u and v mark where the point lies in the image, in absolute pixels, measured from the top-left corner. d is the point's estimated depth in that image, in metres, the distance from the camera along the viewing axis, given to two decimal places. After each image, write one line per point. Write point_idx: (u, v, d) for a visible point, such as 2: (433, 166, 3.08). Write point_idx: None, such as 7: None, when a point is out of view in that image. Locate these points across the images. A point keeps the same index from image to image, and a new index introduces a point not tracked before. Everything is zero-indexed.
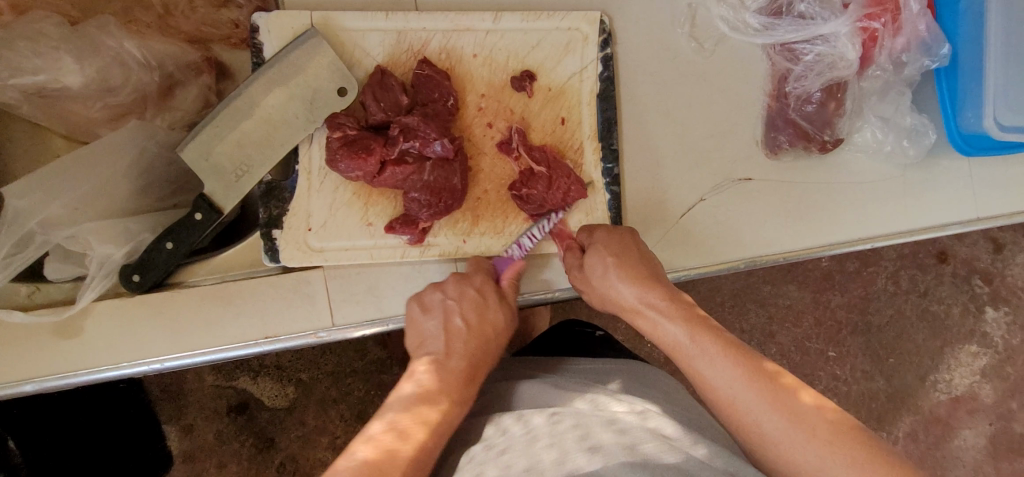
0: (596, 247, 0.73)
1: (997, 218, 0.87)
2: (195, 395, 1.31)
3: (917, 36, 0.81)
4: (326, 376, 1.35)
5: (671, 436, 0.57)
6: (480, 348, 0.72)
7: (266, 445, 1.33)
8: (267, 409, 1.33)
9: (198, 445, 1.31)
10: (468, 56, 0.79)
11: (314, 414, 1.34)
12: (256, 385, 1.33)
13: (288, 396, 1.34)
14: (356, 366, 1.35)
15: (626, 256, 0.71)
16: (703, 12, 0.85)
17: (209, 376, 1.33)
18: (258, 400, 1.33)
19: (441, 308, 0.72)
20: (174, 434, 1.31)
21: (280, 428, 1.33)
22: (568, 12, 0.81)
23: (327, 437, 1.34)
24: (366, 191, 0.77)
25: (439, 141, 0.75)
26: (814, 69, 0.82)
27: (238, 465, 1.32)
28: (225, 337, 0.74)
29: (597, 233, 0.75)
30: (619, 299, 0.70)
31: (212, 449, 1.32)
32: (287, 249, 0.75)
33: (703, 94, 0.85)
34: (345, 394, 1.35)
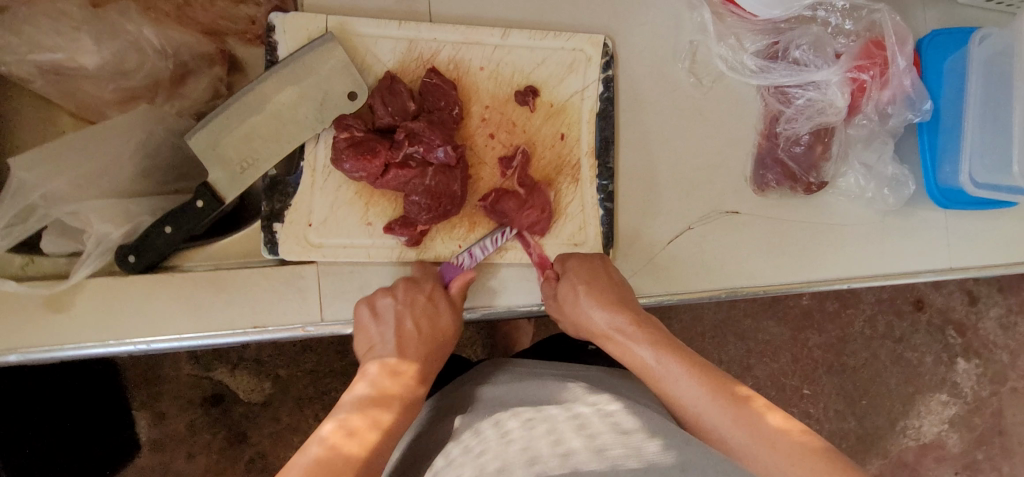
0: (568, 276, 0.77)
1: (968, 269, 0.91)
2: (172, 383, 1.32)
3: (903, 91, 0.85)
4: (304, 374, 1.35)
5: (633, 435, 0.59)
6: (432, 347, 0.74)
7: (237, 439, 1.33)
8: (241, 403, 1.34)
9: (169, 434, 1.31)
10: (476, 68, 0.82)
11: (288, 411, 1.34)
12: (232, 378, 1.33)
13: (264, 391, 1.34)
14: (335, 366, 1.36)
15: (597, 284, 0.75)
16: (703, 50, 0.88)
17: (187, 365, 1.33)
18: (233, 393, 1.34)
19: (389, 314, 0.73)
20: (145, 421, 1.31)
21: (253, 423, 1.33)
22: (573, 33, 0.84)
23: (299, 435, 1.34)
24: (367, 191, 0.79)
25: (442, 147, 0.78)
26: (804, 113, 0.86)
27: (206, 457, 1.32)
28: (214, 323, 0.75)
29: (568, 263, 0.79)
30: (589, 324, 0.73)
31: (183, 439, 1.32)
32: (287, 243, 0.77)
33: (697, 127, 0.88)
34: (322, 394, 1.36)
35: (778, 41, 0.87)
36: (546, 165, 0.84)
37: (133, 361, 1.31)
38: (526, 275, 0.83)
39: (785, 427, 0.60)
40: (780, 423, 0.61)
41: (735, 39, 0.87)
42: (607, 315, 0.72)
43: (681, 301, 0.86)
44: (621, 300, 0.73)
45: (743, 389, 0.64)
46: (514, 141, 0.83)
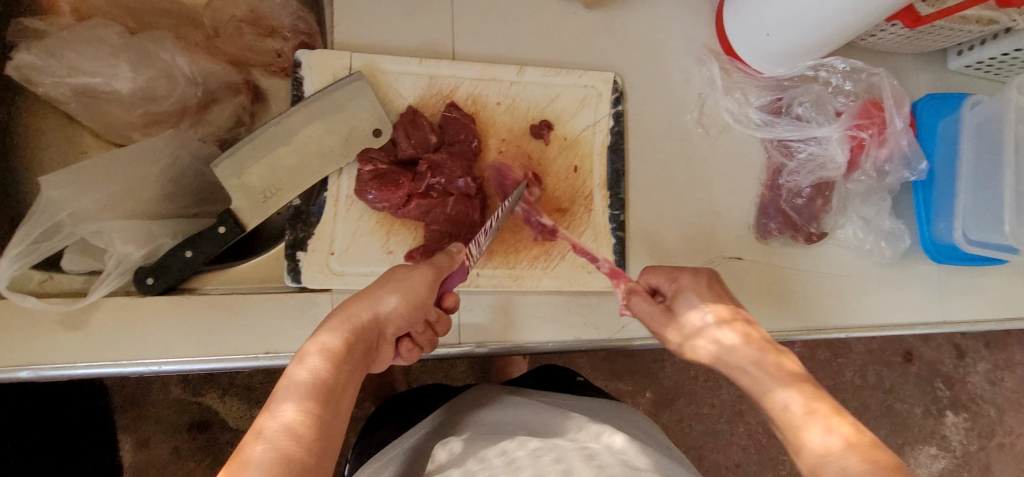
0: (686, 295, 0.71)
1: (961, 323, 0.94)
2: (159, 407, 1.30)
3: (899, 149, 0.90)
4: None
5: (641, 468, 0.61)
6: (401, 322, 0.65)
7: (223, 467, 1.31)
8: (229, 430, 1.32)
9: (153, 461, 1.30)
10: (493, 103, 0.86)
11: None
12: (222, 404, 1.32)
13: (254, 419, 1.33)
14: None
15: (715, 293, 0.71)
16: (711, 102, 0.93)
17: (177, 389, 1.32)
18: (222, 420, 1.32)
19: (369, 292, 0.66)
20: (129, 446, 1.29)
21: None
22: (585, 71, 0.88)
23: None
24: (388, 221, 0.81)
25: (462, 179, 0.81)
26: (806, 167, 0.90)
27: None
28: (226, 347, 0.76)
29: (682, 279, 0.72)
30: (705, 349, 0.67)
31: (167, 466, 1.30)
32: (309, 271, 0.79)
33: (704, 174, 0.92)
34: None
35: (781, 97, 0.92)
36: (560, 195, 0.87)
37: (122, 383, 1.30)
38: (536, 310, 0.84)
39: (826, 452, 0.52)
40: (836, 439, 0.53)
41: (741, 93, 0.92)
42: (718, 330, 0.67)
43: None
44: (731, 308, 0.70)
45: (787, 403, 0.58)
46: (530, 173, 0.86)
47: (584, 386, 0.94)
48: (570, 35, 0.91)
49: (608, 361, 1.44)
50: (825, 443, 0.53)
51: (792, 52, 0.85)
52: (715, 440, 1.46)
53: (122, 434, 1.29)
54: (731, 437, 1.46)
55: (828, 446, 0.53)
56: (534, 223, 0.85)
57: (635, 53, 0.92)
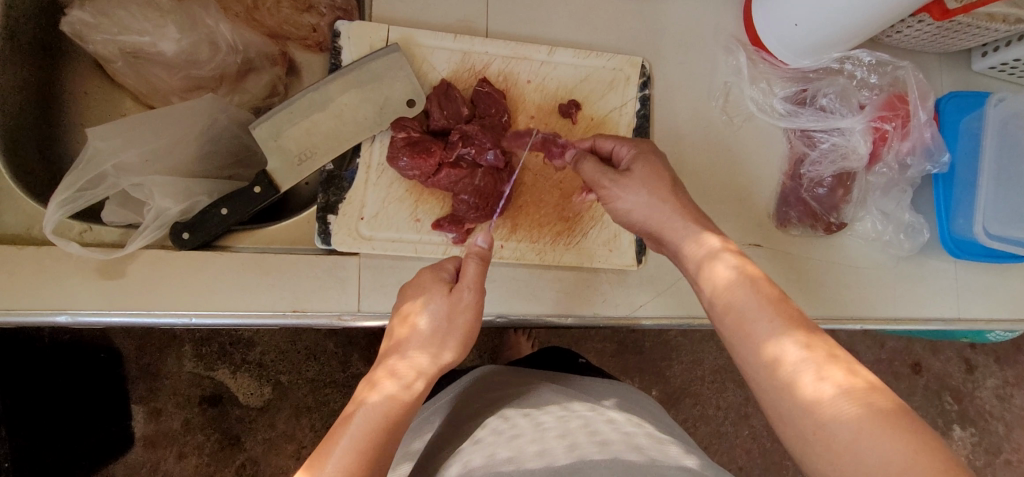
0: (636, 160, 0.77)
1: (976, 321, 0.95)
2: (172, 379, 1.32)
3: (923, 142, 0.90)
4: (305, 382, 1.38)
5: (665, 439, 0.63)
6: (450, 318, 0.70)
7: (230, 442, 1.34)
8: (240, 405, 1.35)
9: (162, 431, 1.32)
10: (523, 81, 0.88)
11: (285, 419, 1.36)
12: (233, 380, 1.35)
13: (263, 396, 1.36)
14: (336, 377, 1.39)
15: (669, 188, 0.76)
16: (736, 91, 0.95)
17: (190, 362, 1.34)
18: (233, 396, 1.35)
19: (418, 298, 0.72)
20: (140, 416, 1.31)
21: (248, 427, 1.34)
22: (614, 54, 0.90)
23: (293, 445, 1.35)
24: (417, 190, 0.83)
25: (492, 151, 0.83)
26: (828, 157, 0.91)
27: (197, 458, 1.32)
28: (256, 304, 0.78)
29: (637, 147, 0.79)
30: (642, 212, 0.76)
31: (176, 437, 1.32)
32: (339, 234, 0.81)
33: (726, 161, 0.93)
34: (321, 404, 1.38)
35: (806, 89, 0.93)
36: None
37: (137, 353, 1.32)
38: (556, 284, 0.86)
39: (821, 398, 0.55)
40: (831, 385, 0.56)
41: (766, 83, 0.94)
42: (708, 240, 0.72)
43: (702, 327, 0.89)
44: (696, 218, 0.75)
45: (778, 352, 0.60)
46: (556, 150, 0.88)
47: (588, 369, 0.96)
48: (601, 20, 0.92)
49: (616, 357, 1.45)
50: (818, 390, 0.56)
51: (820, 44, 0.86)
52: (719, 440, 1.46)
53: (134, 403, 1.31)
54: (736, 439, 1.47)
55: (821, 393, 0.55)
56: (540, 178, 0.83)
57: (665, 39, 0.94)
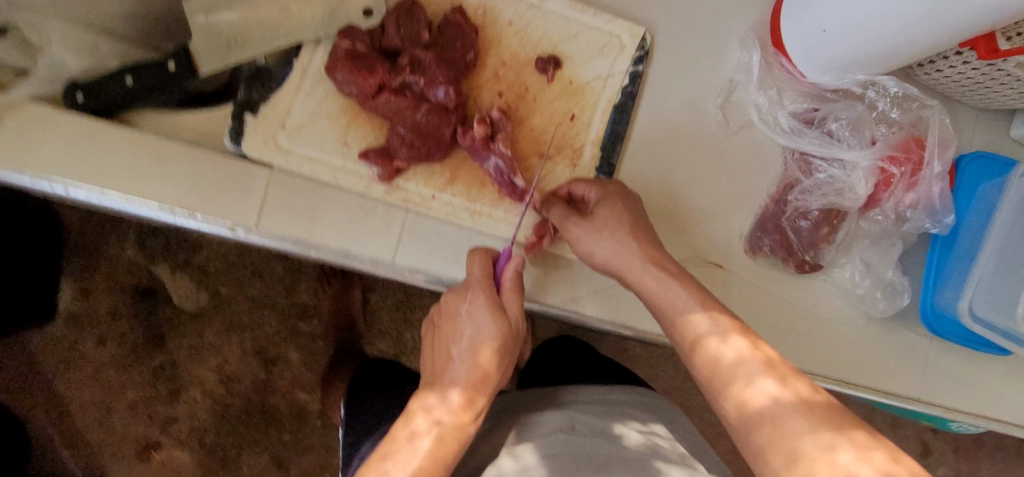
0: (608, 199, 0.71)
1: (937, 408, 0.84)
2: (109, 263, 1.28)
3: (929, 198, 0.79)
4: (244, 299, 1.31)
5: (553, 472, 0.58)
6: (504, 342, 0.68)
7: (154, 340, 1.29)
8: (171, 306, 1.30)
9: (89, 313, 1.28)
10: (504, 21, 0.77)
11: (215, 331, 1.31)
12: (170, 279, 1.30)
13: (199, 303, 1.31)
14: (276, 302, 1.33)
15: (636, 234, 0.69)
16: (740, 92, 0.84)
17: (132, 250, 1.29)
18: (167, 295, 1.30)
19: (449, 330, 0.70)
20: (69, 292, 1.27)
21: (175, 330, 1.30)
22: (614, 17, 0.79)
23: (216, 359, 1.32)
24: (354, 111, 0.74)
25: (444, 87, 0.72)
26: (821, 188, 0.80)
27: (117, 348, 1.29)
28: (142, 191, 0.70)
29: (607, 188, 0.73)
30: (611, 261, 0.69)
31: (100, 322, 1.28)
32: (252, 138, 0.72)
33: (710, 167, 0.83)
34: (255, 326, 1.33)
35: (817, 108, 0.82)
36: (547, 141, 0.78)
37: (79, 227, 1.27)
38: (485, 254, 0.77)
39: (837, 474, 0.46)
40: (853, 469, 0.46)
41: (776, 91, 0.83)
42: (690, 304, 0.63)
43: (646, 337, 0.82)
44: (659, 260, 0.67)
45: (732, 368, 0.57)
46: (521, 107, 0.77)
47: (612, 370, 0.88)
48: None
49: None
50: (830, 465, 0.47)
51: (846, 57, 0.75)
52: None
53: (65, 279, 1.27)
54: None
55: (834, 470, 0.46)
56: (488, 167, 0.75)
57: (676, 16, 0.82)
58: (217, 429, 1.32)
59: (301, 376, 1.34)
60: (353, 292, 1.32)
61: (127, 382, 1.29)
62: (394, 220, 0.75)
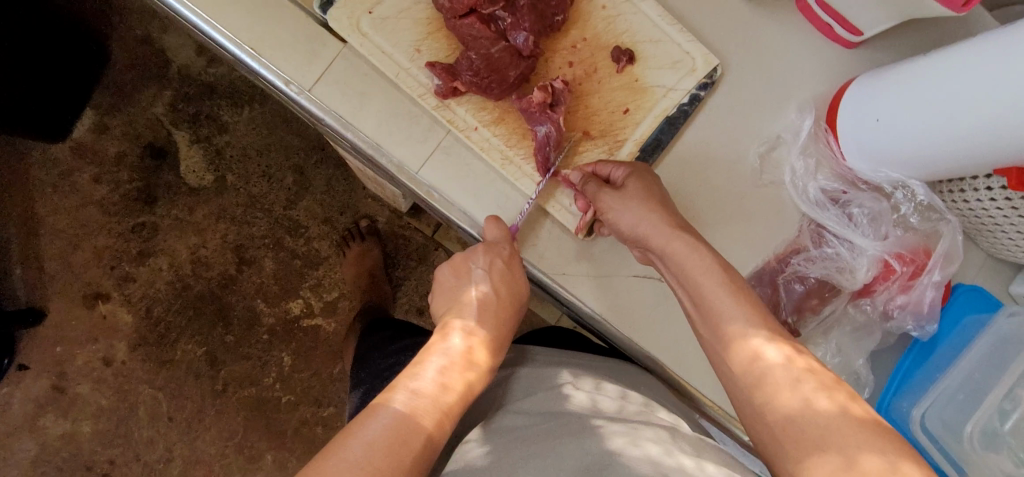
0: (638, 177, 0.75)
1: None
2: (137, 110, 1.48)
3: (917, 305, 0.82)
4: (246, 197, 1.51)
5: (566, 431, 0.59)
6: (510, 300, 0.73)
7: (149, 193, 1.49)
8: (175, 173, 1.49)
9: (92, 144, 1.48)
10: (598, 4, 0.82)
11: (206, 212, 1.50)
12: (184, 148, 1.49)
13: (203, 181, 1.50)
14: (273, 211, 1.52)
15: (662, 205, 0.72)
16: (782, 151, 0.87)
17: (161, 108, 1.49)
18: (177, 162, 1.50)
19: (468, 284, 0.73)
20: (88, 122, 1.47)
21: (173, 194, 1.49)
22: (695, 39, 0.84)
23: (197, 240, 1.50)
24: (437, 26, 0.79)
25: (525, 34, 0.77)
26: (824, 261, 0.84)
27: (109, 190, 1.49)
28: (222, 18, 0.74)
29: (635, 167, 0.76)
30: (632, 226, 0.72)
31: (103, 159, 1.48)
32: (339, 10, 0.75)
33: (731, 207, 0.86)
34: (246, 223, 1.51)
35: (846, 191, 0.86)
36: (595, 122, 0.82)
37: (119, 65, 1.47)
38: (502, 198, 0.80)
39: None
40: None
41: (815, 162, 0.86)
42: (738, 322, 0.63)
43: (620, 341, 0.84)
44: (680, 226, 0.70)
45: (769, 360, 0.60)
46: (585, 83, 0.81)
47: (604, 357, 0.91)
48: (705, 6, 0.87)
49: None
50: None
51: (888, 154, 0.79)
52: None
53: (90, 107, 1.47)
54: None
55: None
56: (539, 132, 0.77)
57: (750, 61, 0.87)
58: (170, 305, 1.51)
59: (264, 284, 1.52)
60: (370, 244, 1.49)
61: (102, 227, 1.49)
62: (435, 136, 0.78)
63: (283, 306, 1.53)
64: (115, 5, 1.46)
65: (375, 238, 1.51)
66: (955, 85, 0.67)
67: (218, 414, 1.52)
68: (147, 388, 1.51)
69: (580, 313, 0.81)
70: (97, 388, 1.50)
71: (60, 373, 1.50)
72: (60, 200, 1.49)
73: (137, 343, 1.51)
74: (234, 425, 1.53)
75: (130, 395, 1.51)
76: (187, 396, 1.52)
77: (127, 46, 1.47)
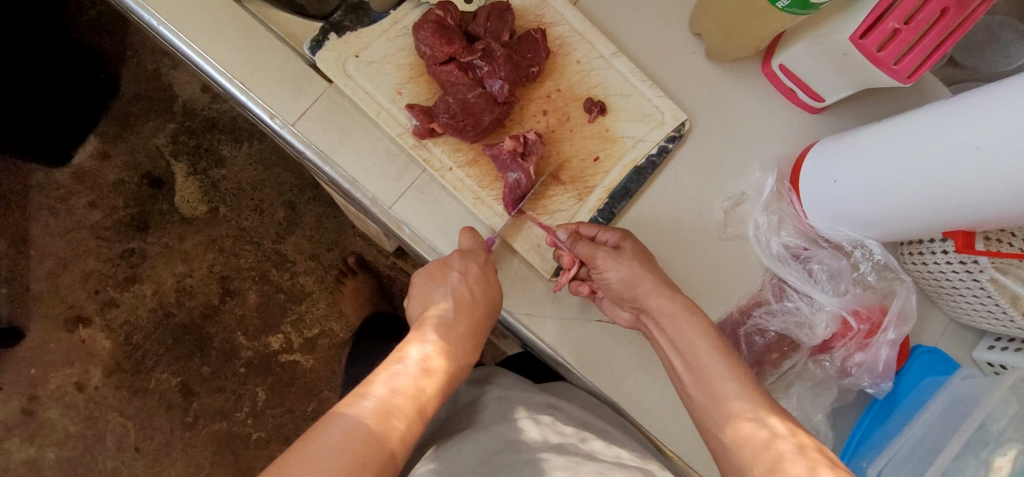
0: (622, 248, 0.77)
1: None
2: (140, 140, 1.53)
3: (874, 363, 0.84)
4: (236, 229, 1.54)
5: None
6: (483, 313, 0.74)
7: (142, 220, 1.52)
8: (169, 202, 1.53)
9: (92, 170, 1.52)
10: (574, 58, 0.87)
11: (195, 241, 1.53)
12: (181, 179, 1.53)
13: (196, 211, 1.53)
14: (261, 244, 1.54)
15: (645, 266, 0.75)
16: (747, 206, 0.90)
17: (161, 139, 1.54)
18: (172, 191, 1.53)
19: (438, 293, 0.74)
20: (90, 150, 1.52)
21: (164, 222, 1.52)
22: (665, 96, 0.88)
23: (184, 269, 1.52)
24: (419, 70, 0.83)
25: (501, 81, 0.81)
26: (785, 314, 0.85)
27: (102, 215, 1.52)
28: (217, 55, 0.79)
29: (620, 234, 0.78)
30: (620, 287, 0.75)
31: (101, 184, 1.52)
32: (327, 52, 0.80)
33: (697, 258, 0.88)
34: (234, 254, 1.54)
35: (807, 248, 0.88)
36: (566, 168, 0.85)
37: (127, 96, 1.53)
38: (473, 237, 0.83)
39: None
40: None
41: (778, 218, 0.89)
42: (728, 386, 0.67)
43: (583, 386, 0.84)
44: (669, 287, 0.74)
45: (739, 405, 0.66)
46: (557, 131, 0.85)
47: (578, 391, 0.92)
48: (676, 66, 0.92)
49: None
50: None
51: (846, 214, 0.82)
52: None
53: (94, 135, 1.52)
54: None
55: None
56: (509, 178, 0.80)
57: (717, 120, 0.92)
58: (150, 332, 1.51)
59: (246, 316, 1.53)
60: (364, 279, 1.53)
61: (91, 251, 1.51)
62: (411, 174, 0.82)
63: (263, 339, 1.53)
64: (129, 40, 1.53)
65: (366, 273, 1.55)
66: (905, 151, 0.70)
67: (186, 448, 1.50)
68: (117, 416, 1.49)
69: (541, 352, 0.83)
70: (66, 413, 1.49)
71: (31, 396, 1.48)
72: (53, 222, 1.51)
73: (112, 369, 1.50)
74: (202, 460, 1.50)
75: (100, 422, 1.49)
76: (156, 427, 1.50)
77: (136, 79, 1.53)
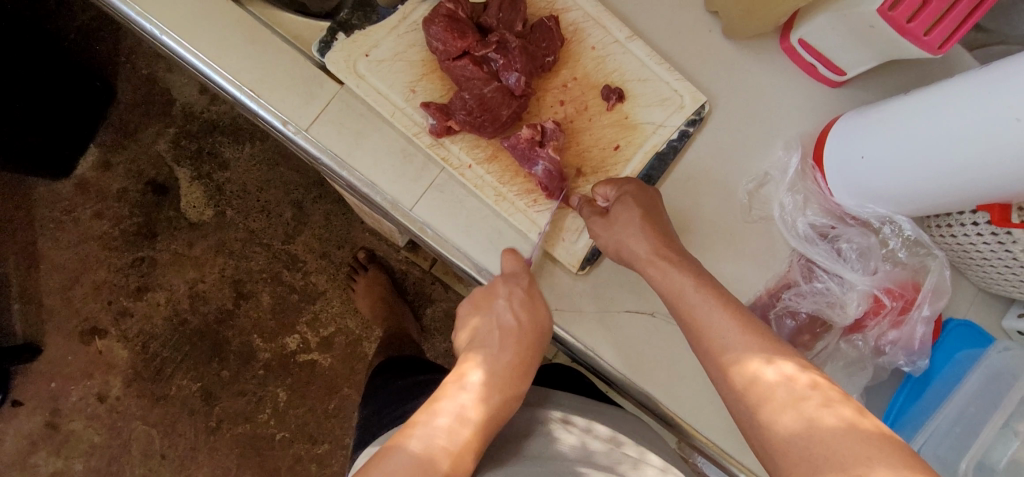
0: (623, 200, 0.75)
1: None
2: (142, 147, 1.51)
3: (908, 340, 0.83)
4: (245, 232, 1.53)
5: None
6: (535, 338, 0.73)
7: (150, 227, 1.50)
8: (175, 208, 1.51)
9: (96, 180, 1.50)
10: (588, 45, 0.85)
11: (205, 246, 1.51)
12: (186, 184, 1.51)
13: (203, 216, 1.52)
14: (271, 245, 1.53)
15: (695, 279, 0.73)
16: (771, 187, 0.88)
17: (163, 145, 1.51)
18: (177, 197, 1.51)
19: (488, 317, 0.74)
20: (92, 160, 1.50)
21: (172, 229, 1.51)
22: (683, 78, 0.86)
23: (196, 274, 1.51)
24: (432, 66, 0.81)
25: (516, 74, 0.79)
26: (815, 295, 0.84)
27: (110, 225, 1.50)
28: (224, 63, 0.77)
29: (625, 186, 0.77)
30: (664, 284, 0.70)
31: (106, 194, 1.50)
32: (337, 54, 0.78)
33: (723, 243, 0.87)
34: (244, 257, 1.53)
35: (835, 226, 0.86)
36: (586, 158, 0.83)
37: (126, 104, 1.51)
38: (497, 234, 0.81)
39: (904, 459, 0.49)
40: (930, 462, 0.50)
41: (803, 198, 0.87)
42: None
43: (614, 379, 0.83)
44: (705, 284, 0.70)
45: None
46: (575, 121, 0.83)
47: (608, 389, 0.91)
48: (693, 46, 0.90)
49: None
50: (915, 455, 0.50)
51: (876, 189, 0.80)
52: None
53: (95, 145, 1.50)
54: None
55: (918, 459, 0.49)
56: (537, 172, 0.79)
57: (736, 100, 0.90)
58: (166, 340, 1.51)
59: (261, 319, 1.52)
60: (375, 274, 1.51)
61: (101, 262, 1.50)
62: (430, 174, 0.80)
63: (279, 341, 1.53)
64: (122, 46, 1.50)
65: (377, 267, 1.53)
66: (940, 122, 0.68)
67: (212, 452, 1.50)
68: (141, 424, 1.50)
69: (571, 347, 0.81)
70: (90, 424, 1.49)
71: (54, 409, 1.48)
72: (61, 235, 1.50)
73: (131, 378, 1.50)
74: (228, 463, 1.50)
75: (124, 432, 1.49)
76: (181, 433, 1.50)
77: (133, 85, 1.51)
